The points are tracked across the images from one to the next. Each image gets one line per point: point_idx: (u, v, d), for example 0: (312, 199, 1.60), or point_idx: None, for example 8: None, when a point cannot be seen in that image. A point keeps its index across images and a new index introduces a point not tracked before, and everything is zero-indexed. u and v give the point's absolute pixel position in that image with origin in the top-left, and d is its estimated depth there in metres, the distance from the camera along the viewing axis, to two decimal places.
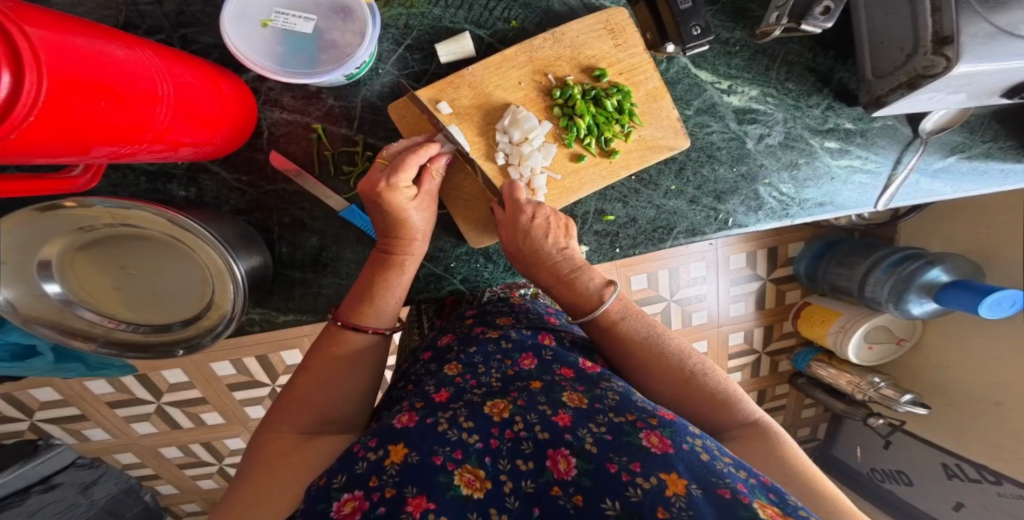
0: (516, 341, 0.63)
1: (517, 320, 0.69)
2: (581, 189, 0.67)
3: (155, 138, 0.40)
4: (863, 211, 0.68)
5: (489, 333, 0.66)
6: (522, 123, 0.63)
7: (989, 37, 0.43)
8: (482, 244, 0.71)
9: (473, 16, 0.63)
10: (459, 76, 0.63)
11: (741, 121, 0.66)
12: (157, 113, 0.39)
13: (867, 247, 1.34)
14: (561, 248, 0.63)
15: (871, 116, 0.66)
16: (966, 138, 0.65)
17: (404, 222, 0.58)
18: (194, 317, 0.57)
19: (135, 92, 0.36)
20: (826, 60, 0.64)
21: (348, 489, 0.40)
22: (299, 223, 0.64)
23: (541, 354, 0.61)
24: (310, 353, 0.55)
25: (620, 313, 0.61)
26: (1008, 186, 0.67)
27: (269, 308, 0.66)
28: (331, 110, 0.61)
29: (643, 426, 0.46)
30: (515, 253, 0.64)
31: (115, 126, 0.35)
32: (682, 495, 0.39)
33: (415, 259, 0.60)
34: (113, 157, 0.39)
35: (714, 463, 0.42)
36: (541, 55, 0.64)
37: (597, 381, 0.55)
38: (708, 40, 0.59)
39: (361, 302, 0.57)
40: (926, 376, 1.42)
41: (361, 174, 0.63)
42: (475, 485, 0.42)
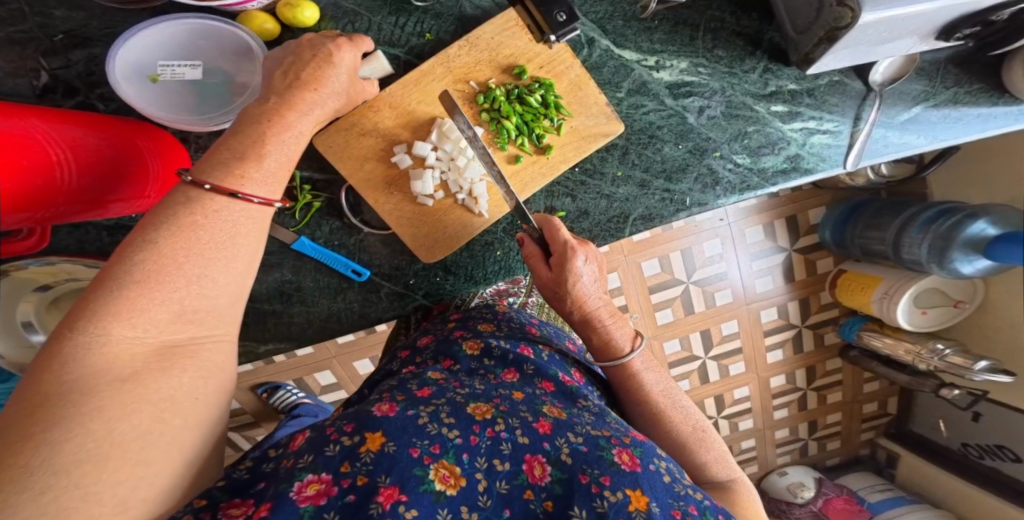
0: (499, 355, 0.64)
1: (497, 327, 0.72)
2: (519, 190, 0.66)
3: (67, 199, 0.43)
4: (833, 174, 0.62)
5: (469, 342, 0.67)
6: (450, 137, 0.65)
7: None
8: (434, 260, 0.70)
9: (386, 37, 0.63)
10: (379, 98, 0.63)
11: (678, 96, 0.62)
12: (59, 178, 0.41)
13: (895, 204, 1.20)
14: (601, 294, 0.63)
15: (814, 74, 0.59)
16: (926, 85, 0.58)
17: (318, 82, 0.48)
18: None
19: (23, 162, 0.38)
20: (752, 22, 0.60)
21: (313, 470, 0.37)
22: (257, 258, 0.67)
23: (522, 369, 0.61)
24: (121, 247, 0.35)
25: (643, 364, 0.62)
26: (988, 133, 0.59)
27: (249, 340, 0.70)
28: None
29: (617, 443, 0.47)
30: (553, 292, 0.63)
31: (11, 197, 0.37)
32: (643, 512, 0.41)
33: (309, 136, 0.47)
34: (31, 220, 0.42)
35: (673, 486, 0.45)
36: (459, 63, 0.63)
37: (575, 400, 0.58)
38: (576, 24, 0.56)
39: (224, 175, 0.40)
40: (1001, 338, 1.26)
41: (305, 208, 0.66)
42: (449, 482, 0.40)
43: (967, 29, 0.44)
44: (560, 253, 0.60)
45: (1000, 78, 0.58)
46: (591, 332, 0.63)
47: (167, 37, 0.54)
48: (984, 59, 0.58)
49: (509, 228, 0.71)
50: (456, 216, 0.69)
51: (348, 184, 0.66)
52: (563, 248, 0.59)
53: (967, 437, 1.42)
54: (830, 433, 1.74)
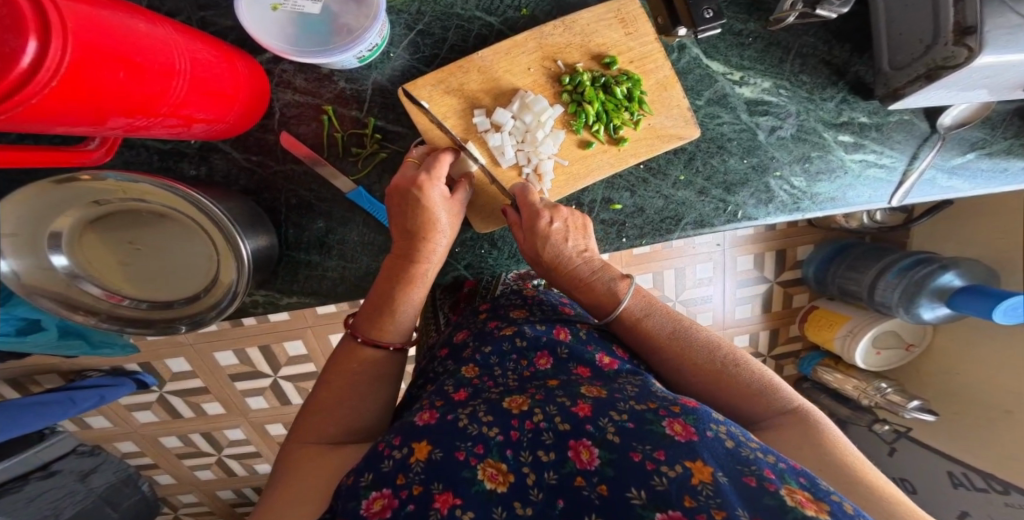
0: (530, 338, 0.60)
1: (531, 312, 0.67)
2: (586, 175, 0.66)
3: (171, 112, 0.42)
4: (877, 208, 0.67)
5: (503, 329, 0.63)
6: (532, 110, 0.64)
7: (1016, 28, 0.42)
8: (488, 230, 0.70)
9: (485, 4, 0.64)
10: (468, 60, 0.63)
11: (750, 115, 0.66)
12: (173, 87, 0.40)
13: (877, 250, 1.32)
14: (580, 251, 0.64)
15: (886, 111, 0.65)
16: (986, 134, 0.64)
17: (430, 221, 0.58)
18: (197, 294, 0.55)
19: (153, 65, 0.38)
20: (842, 53, 0.64)
21: (376, 486, 0.39)
22: (306, 204, 0.64)
23: (556, 352, 0.58)
24: (322, 379, 0.54)
25: (642, 309, 0.61)
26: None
27: (273, 291, 0.66)
28: (343, 92, 0.62)
29: (665, 414, 0.43)
30: (532, 255, 0.64)
31: (133, 97, 0.37)
32: (709, 483, 0.36)
33: (433, 267, 0.59)
34: (129, 130, 0.40)
35: (739, 450, 0.40)
36: (551, 41, 0.64)
37: (615, 378, 0.53)
38: (719, 24, 0.59)
39: (380, 316, 0.56)
40: (935, 382, 1.40)
41: (369, 157, 0.64)
42: (498, 479, 0.40)
43: None
44: (528, 213, 0.63)
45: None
46: (580, 292, 0.65)
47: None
48: None
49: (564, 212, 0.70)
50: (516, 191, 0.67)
51: (417, 141, 0.64)
52: (530, 208, 0.62)
53: (876, 471, 1.49)
54: None
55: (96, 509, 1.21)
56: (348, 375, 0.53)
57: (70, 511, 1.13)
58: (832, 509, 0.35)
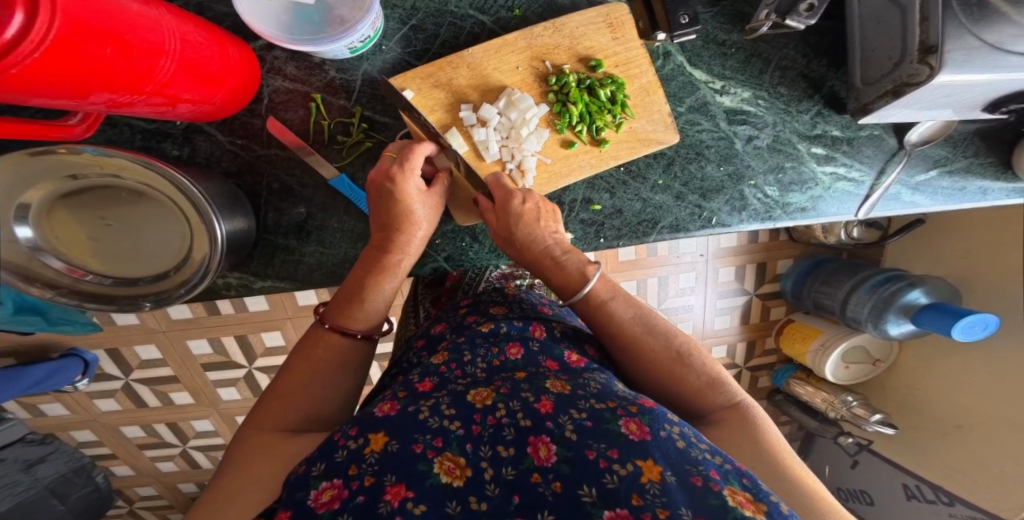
0: (503, 332, 0.61)
1: (509, 310, 0.68)
2: (569, 175, 0.67)
3: (156, 91, 0.41)
4: (844, 220, 0.70)
5: (481, 323, 0.64)
6: (518, 107, 0.65)
7: (974, 50, 0.44)
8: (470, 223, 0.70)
9: (478, 3, 0.65)
10: (459, 56, 0.64)
11: (728, 124, 0.68)
12: (161, 66, 0.39)
13: (852, 266, 1.37)
14: (552, 232, 0.63)
15: (857, 125, 0.67)
16: (948, 152, 0.67)
17: (408, 213, 0.58)
18: (167, 271, 0.53)
19: (143, 44, 0.37)
20: (819, 67, 0.66)
21: (327, 477, 0.37)
22: (288, 189, 0.63)
23: (527, 344, 0.58)
24: (287, 364, 0.53)
25: (608, 294, 0.60)
26: (986, 202, 0.69)
27: (248, 273, 0.65)
28: (332, 81, 0.62)
29: (622, 413, 0.42)
30: (504, 238, 0.62)
31: (118, 73, 0.36)
32: (657, 482, 0.36)
33: (410, 257, 0.60)
34: (111, 105, 0.39)
35: (688, 451, 0.39)
36: (540, 42, 0.65)
37: (580, 374, 0.52)
38: (695, 29, 0.62)
39: (349, 304, 0.56)
40: (897, 396, 1.45)
41: (355, 146, 0.63)
42: (455, 473, 0.38)
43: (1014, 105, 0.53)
44: (502, 198, 0.62)
45: (1010, 157, 0.68)
46: (546, 275, 0.63)
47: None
48: (1001, 137, 0.68)
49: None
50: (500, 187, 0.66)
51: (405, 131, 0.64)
52: (503, 194, 0.62)
53: (842, 481, 1.56)
54: None
55: (42, 500, 1.16)
56: (313, 361, 0.53)
57: (5, 505, 1.09)
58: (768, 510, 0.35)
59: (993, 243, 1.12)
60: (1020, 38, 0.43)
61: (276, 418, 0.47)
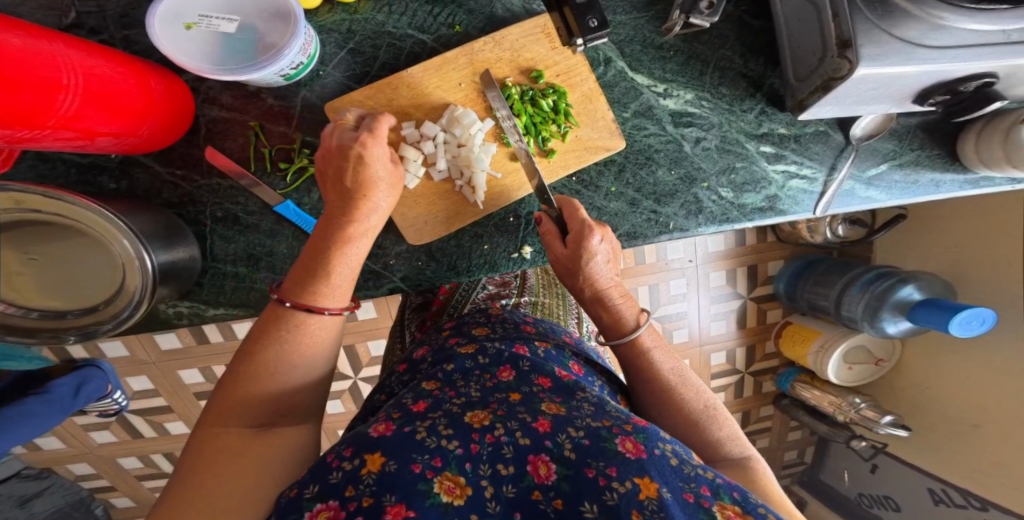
0: (492, 354, 0.58)
1: (492, 330, 0.68)
2: (518, 189, 0.67)
3: (61, 124, 0.40)
4: (803, 218, 0.68)
5: (466, 349, 0.61)
6: (460, 123, 0.64)
7: (885, 43, 0.45)
8: (422, 242, 0.66)
9: (417, 22, 0.65)
10: (398, 76, 0.63)
11: (674, 125, 0.66)
12: (59, 100, 0.39)
13: (842, 265, 1.33)
14: (614, 275, 0.64)
15: (802, 122, 0.66)
16: (895, 146, 0.65)
17: (367, 177, 0.52)
18: (96, 303, 0.51)
19: (32, 77, 0.36)
20: (757, 66, 0.65)
21: (322, 499, 0.34)
22: (233, 217, 0.63)
23: (518, 365, 0.56)
24: (247, 343, 0.46)
25: (651, 341, 0.63)
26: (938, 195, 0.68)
27: (200, 301, 0.63)
28: (271, 109, 0.63)
29: (618, 432, 0.41)
30: (567, 268, 0.63)
31: (10, 110, 0.34)
32: (655, 498, 0.35)
33: (371, 231, 0.53)
34: (14, 141, 0.39)
35: (682, 468, 0.39)
36: (482, 57, 0.64)
37: (573, 393, 0.52)
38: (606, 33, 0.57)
39: (312, 280, 0.48)
40: (907, 397, 1.38)
41: (297, 171, 0.63)
42: (456, 493, 0.36)
43: (937, 97, 0.52)
44: (577, 231, 0.61)
45: (954, 151, 0.66)
46: (601, 310, 0.64)
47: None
48: (946, 128, 0.66)
49: (499, 223, 0.68)
50: (451, 203, 0.66)
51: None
52: (581, 225, 0.60)
53: (864, 487, 1.47)
54: None
55: None
56: (282, 345, 0.46)
57: None
58: None
59: (983, 233, 1.08)
60: (928, 33, 0.45)
61: (243, 414, 0.42)
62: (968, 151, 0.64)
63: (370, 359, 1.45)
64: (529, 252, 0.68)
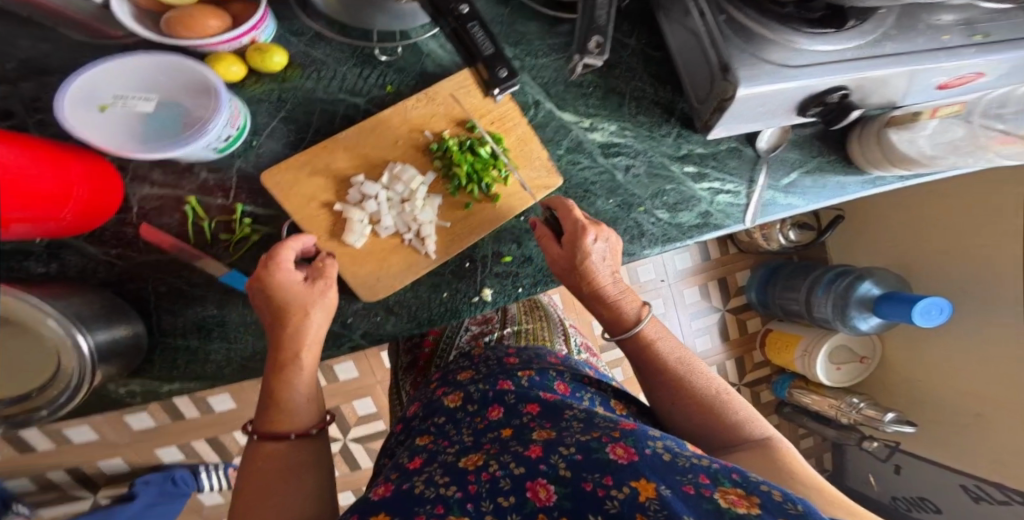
0: (478, 398, 0.59)
1: (476, 372, 0.68)
2: (469, 235, 0.67)
3: None
4: (736, 230, 0.71)
5: (451, 398, 0.62)
6: (401, 179, 0.65)
7: (756, 66, 0.52)
8: (376, 298, 0.64)
9: (348, 86, 0.68)
10: (333, 140, 0.64)
11: (603, 154, 0.69)
12: None
13: (805, 267, 1.37)
14: (612, 271, 0.63)
15: (716, 141, 0.70)
16: (798, 155, 0.70)
17: (282, 304, 0.54)
18: (24, 393, 0.51)
19: None
20: (666, 94, 0.70)
21: None
22: (178, 291, 0.64)
23: (504, 400, 0.57)
24: (240, 491, 0.49)
25: (656, 334, 0.64)
26: (847, 196, 0.72)
27: (153, 380, 0.63)
28: (205, 182, 0.65)
29: (608, 440, 0.41)
30: (563, 267, 0.63)
31: None
32: (655, 498, 0.34)
33: (313, 347, 0.56)
34: None
35: (677, 461, 0.39)
36: (415, 114, 0.66)
37: (561, 412, 0.52)
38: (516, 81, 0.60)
39: (270, 408, 0.53)
40: (900, 391, 1.36)
41: (239, 241, 0.64)
42: None
43: (813, 109, 0.59)
44: (571, 231, 0.61)
45: (846, 154, 0.71)
46: (600, 306, 0.64)
47: (136, 77, 0.58)
48: (832, 135, 0.71)
49: (456, 270, 0.67)
50: (402, 256, 0.65)
51: (291, 221, 0.64)
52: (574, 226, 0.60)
53: (896, 490, 1.38)
54: None
55: None
56: (262, 486, 0.49)
57: None
58: (760, 501, 0.34)
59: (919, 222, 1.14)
60: (794, 56, 0.52)
61: None
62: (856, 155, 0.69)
63: (359, 419, 1.42)
64: (488, 295, 0.67)
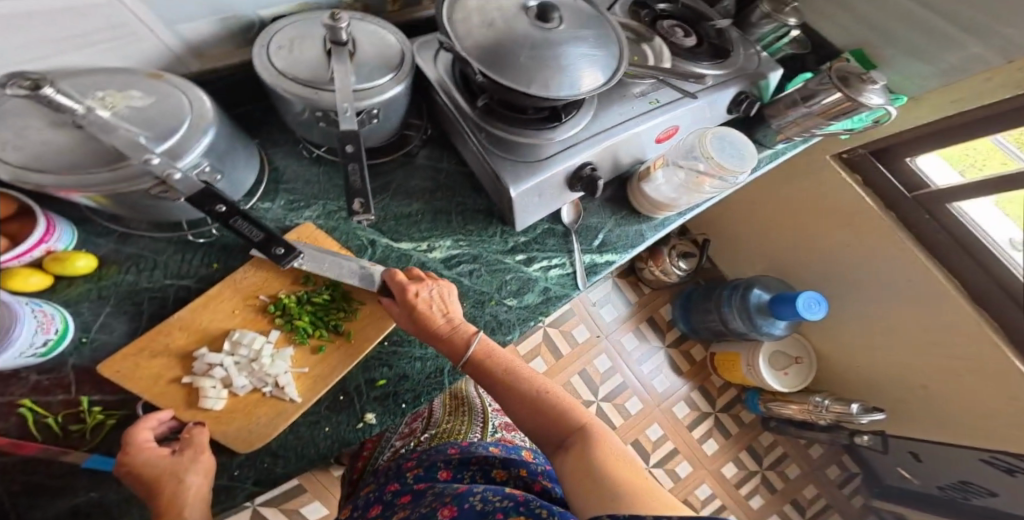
0: (363, 504, 0.68)
1: (373, 484, 0.75)
2: (331, 374, 0.72)
3: None
4: (577, 296, 0.81)
5: (343, 513, 0.70)
6: (243, 344, 0.70)
7: (517, 168, 0.69)
8: (253, 445, 0.67)
9: (173, 271, 0.76)
10: (166, 323, 0.70)
11: (440, 266, 0.77)
12: None
13: (709, 287, 1.47)
14: (444, 313, 0.68)
15: (531, 227, 0.82)
16: (597, 219, 0.84)
17: (157, 480, 0.57)
18: None
19: None
20: (482, 201, 0.82)
21: None
22: (38, 486, 0.61)
23: (384, 501, 0.66)
24: None
25: (491, 348, 0.68)
26: (649, 239, 0.86)
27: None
28: (37, 383, 0.66)
29: None
30: (411, 328, 0.67)
31: None
32: None
33: (198, 510, 0.58)
34: None
35: None
36: (246, 282, 0.75)
37: (428, 495, 0.62)
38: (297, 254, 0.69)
39: None
40: (842, 375, 1.41)
41: (94, 427, 0.64)
42: None
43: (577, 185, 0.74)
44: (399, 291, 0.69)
45: (633, 209, 0.86)
46: (437, 342, 0.68)
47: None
48: (617, 197, 0.86)
49: (332, 405, 0.73)
50: (267, 408, 0.69)
51: (143, 401, 0.66)
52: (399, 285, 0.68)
53: (937, 480, 1.31)
54: (822, 509, 1.62)
55: None
56: None
57: None
58: None
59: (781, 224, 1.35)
60: (542, 150, 0.70)
61: None
62: (640, 204, 0.84)
63: None
64: (371, 422, 0.73)
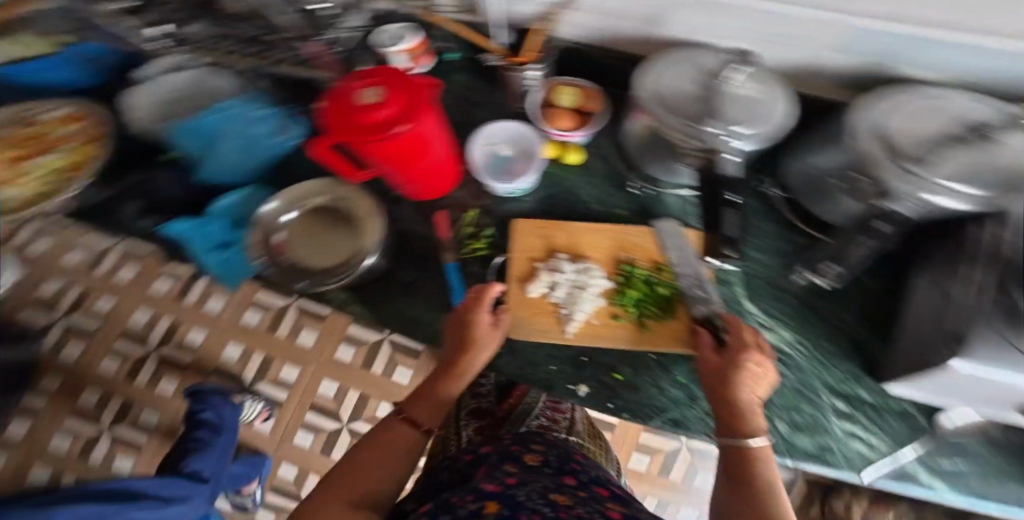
0: (552, 466, 0.77)
1: (546, 450, 0.84)
2: (610, 341, 0.82)
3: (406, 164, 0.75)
4: (848, 480, 0.74)
5: (528, 456, 0.80)
6: (589, 273, 0.83)
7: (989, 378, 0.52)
8: (516, 335, 0.82)
9: (602, 195, 0.86)
10: (565, 223, 0.88)
11: (773, 346, 0.79)
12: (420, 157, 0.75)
13: None
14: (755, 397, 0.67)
15: (885, 391, 0.76)
16: (968, 442, 0.73)
17: (472, 337, 0.77)
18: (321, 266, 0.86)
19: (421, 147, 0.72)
20: (865, 334, 0.80)
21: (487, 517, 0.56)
22: (416, 254, 0.89)
23: (578, 478, 0.75)
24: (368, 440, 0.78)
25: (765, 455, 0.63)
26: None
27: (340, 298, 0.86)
28: (474, 196, 0.92)
29: None
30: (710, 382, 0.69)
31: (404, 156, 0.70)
32: None
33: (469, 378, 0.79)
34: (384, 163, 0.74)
35: None
36: (629, 239, 0.86)
37: (622, 505, 0.68)
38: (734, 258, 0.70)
39: (420, 403, 0.80)
40: None
41: (471, 248, 0.88)
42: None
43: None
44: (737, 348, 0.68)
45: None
46: (721, 409, 0.67)
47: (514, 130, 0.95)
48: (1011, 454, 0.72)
49: (576, 358, 0.82)
50: (552, 323, 0.82)
51: (508, 254, 0.88)
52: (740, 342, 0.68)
53: None
54: None
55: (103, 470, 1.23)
56: (382, 449, 0.76)
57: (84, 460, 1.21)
58: None
59: None
60: None
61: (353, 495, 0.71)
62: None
63: None
64: (580, 391, 0.80)
